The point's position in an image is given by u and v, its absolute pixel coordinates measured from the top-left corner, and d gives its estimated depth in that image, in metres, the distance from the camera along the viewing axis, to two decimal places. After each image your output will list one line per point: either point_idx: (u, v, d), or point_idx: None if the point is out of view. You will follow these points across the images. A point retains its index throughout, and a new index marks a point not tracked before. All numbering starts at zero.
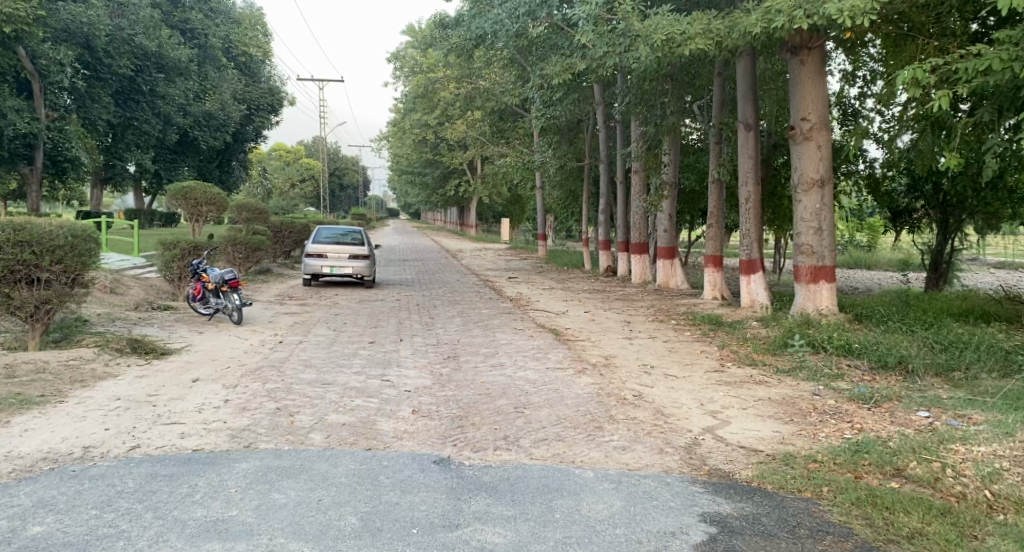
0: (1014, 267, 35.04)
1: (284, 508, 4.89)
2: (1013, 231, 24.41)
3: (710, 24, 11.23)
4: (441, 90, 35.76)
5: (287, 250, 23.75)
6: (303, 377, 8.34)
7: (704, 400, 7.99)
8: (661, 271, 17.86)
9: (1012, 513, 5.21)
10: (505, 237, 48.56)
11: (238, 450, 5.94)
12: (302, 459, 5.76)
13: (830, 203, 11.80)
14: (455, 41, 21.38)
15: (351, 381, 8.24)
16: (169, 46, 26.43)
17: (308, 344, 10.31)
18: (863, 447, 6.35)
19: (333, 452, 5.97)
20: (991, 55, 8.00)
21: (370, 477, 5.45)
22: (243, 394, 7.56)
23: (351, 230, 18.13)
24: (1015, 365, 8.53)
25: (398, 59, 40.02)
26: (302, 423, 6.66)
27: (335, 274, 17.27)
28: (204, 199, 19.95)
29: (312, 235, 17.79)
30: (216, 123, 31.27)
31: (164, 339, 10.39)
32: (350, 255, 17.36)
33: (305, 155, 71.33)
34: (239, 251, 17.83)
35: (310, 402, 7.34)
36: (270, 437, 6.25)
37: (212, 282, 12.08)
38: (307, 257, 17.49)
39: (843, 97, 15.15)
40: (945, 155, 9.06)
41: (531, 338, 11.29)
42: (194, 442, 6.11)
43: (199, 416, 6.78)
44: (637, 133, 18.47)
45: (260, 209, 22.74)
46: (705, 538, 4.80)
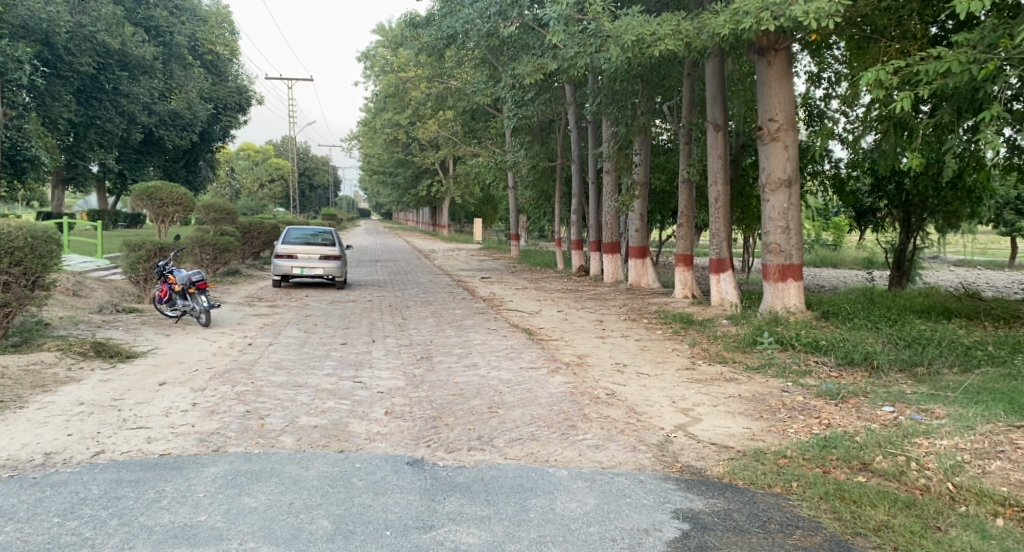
0: (977, 267, 35.53)
1: (254, 513, 4.89)
2: (973, 230, 24.94)
3: (679, 25, 11.39)
4: (414, 89, 35.79)
5: (257, 251, 23.61)
6: (274, 380, 8.30)
7: (676, 398, 8.09)
8: (633, 270, 17.98)
9: (973, 504, 5.35)
10: (478, 238, 48.49)
11: (207, 454, 5.92)
12: (272, 463, 5.75)
13: (796, 202, 11.98)
14: (425, 41, 21.39)
15: (322, 383, 8.23)
16: (132, 43, 26.16)
17: (278, 346, 10.29)
18: (831, 442, 6.48)
19: (304, 454, 5.97)
20: (950, 58, 8.14)
21: (343, 479, 5.47)
22: (212, 397, 7.51)
23: (322, 229, 18.00)
24: (974, 360, 8.76)
25: (369, 59, 40.11)
26: (273, 425, 6.66)
27: (305, 274, 17.18)
28: (170, 199, 19.67)
29: (282, 236, 17.69)
30: (182, 122, 30.91)
31: (129, 342, 10.29)
32: (321, 256, 17.25)
33: (273, 156, 70.79)
34: (207, 252, 17.67)
35: (281, 405, 7.31)
36: (240, 440, 6.24)
37: (179, 284, 11.95)
38: (276, 258, 17.35)
39: (808, 98, 15.36)
40: (908, 155, 9.21)
41: (505, 337, 11.34)
42: (162, 445, 6.09)
43: (166, 420, 6.74)
44: (608, 132, 18.55)
45: (229, 210, 21.93)
46: (678, 535, 4.88)
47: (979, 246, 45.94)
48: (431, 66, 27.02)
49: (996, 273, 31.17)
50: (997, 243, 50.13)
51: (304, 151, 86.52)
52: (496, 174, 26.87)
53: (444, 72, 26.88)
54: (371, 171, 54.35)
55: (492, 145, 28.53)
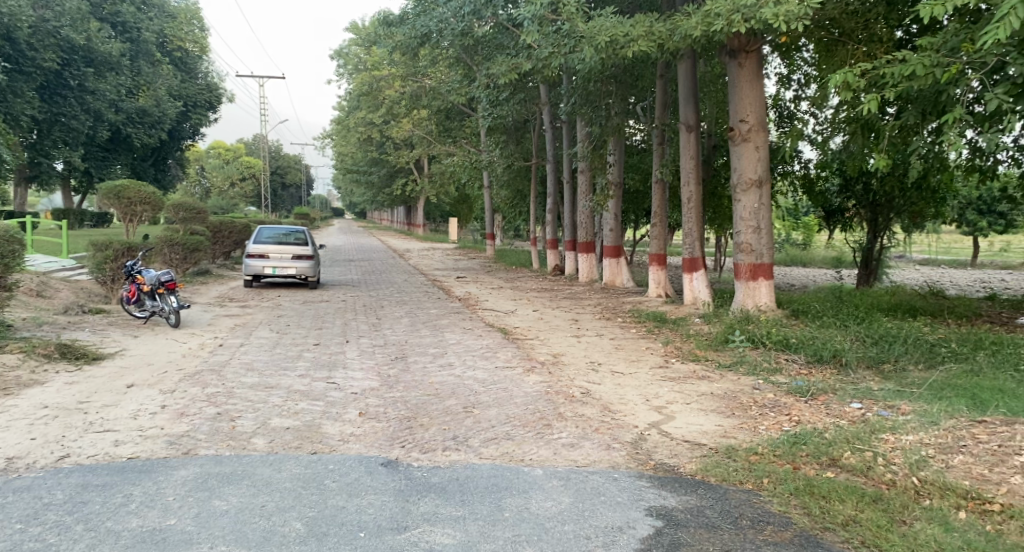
0: (938, 265, 36.13)
1: (224, 516, 4.90)
2: (938, 229, 25.39)
3: (652, 26, 11.52)
4: (388, 88, 35.69)
5: (228, 251, 23.45)
6: (246, 381, 8.29)
7: (650, 396, 8.21)
8: (607, 269, 18.11)
9: (937, 498, 5.49)
10: (453, 236, 48.46)
11: (176, 456, 5.92)
12: (243, 465, 5.75)
13: (767, 202, 12.14)
14: (398, 39, 21.36)
15: (294, 384, 8.22)
16: (97, 39, 25.85)
17: (249, 347, 10.26)
18: (801, 439, 6.61)
19: (276, 456, 5.98)
20: (916, 61, 8.31)
21: (316, 481, 5.49)
22: (182, 399, 7.48)
23: (294, 228, 17.92)
24: (938, 356, 8.95)
25: (342, 57, 40.01)
26: (244, 427, 6.66)
27: (278, 274, 17.09)
28: (138, 198, 19.45)
29: (253, 236, 17.57)
30: (150, 120, 30.46)
31: (96, 343, 10.19)
32: (293, 256, 17.18)
33: (244, 155, 70.23)
34: (176, 252, 17.50)
35: (252, 406, 7.30)
36: (211, 443, 6.23)
37: (148, 284, 11.85)
38: (248, 258, 17.24)
39: (779, 99, 15.56)
40: (874, 157, 9.38)
41: (480, 337, 11.38)
42: (129, 449, 6.07)
43: (133, 422, 6.71)
44: (582, 132, 18.63)
45: (198, 209, 21.20)
46: (651, 532, 4.97)
47: (942, 246, 46.89)
48: (405, 64, 27.01)
49: (959, 271, 31.77)
50: (959, 242, 51.09)
51: (276, 150, 85.79)
52: (471, 175, 26.88)
53: (417, 71, 26.88)
54: (344, 170, 54.12)
55: (467, 144, 28.51)
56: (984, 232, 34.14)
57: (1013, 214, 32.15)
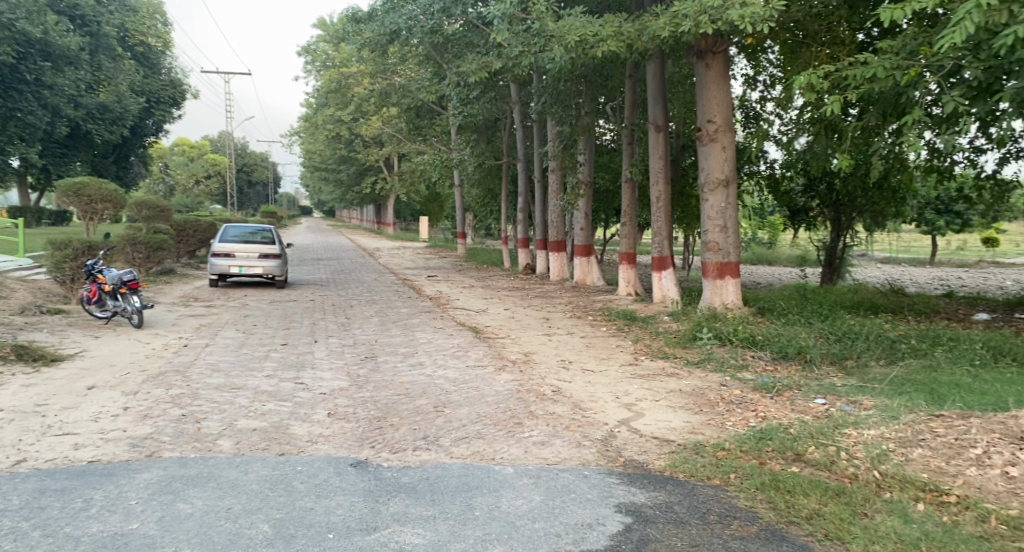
0: (898, 263, 36.85)
1: (190, 519, 4.89)
2: (898, 228, 25.88)
3: (621, 27, 11.64)
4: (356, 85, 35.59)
5: (192, 250, 23.24)
6: (211, 382, 8.25)
7: (620, 394, 8.31)
8: (578, 268, 18.23)
9: (897, 490, 5.64)
10: (423, 235, 48.36)
11: (139, 459, 5.89)
12: (209, 467, 5.74)
13: (734, 202, 12.31)
14: (366, 36, 21.28)
15: (261, 385, 8.20)
16: (55, 32, 24.05)
17: (214, 347, 10.20)
18: (767, 435, 6.75)
19: (243, 458, 5.98)
20: (877, 64, 8.51)
21: (284, 483, 5.50)
22: (145, 401, 7.44)
23: (261, 227, 17.81)
24: (899, 352, 9.15)
25: (310, 53, 39.87)
26: (210, 429, 6.64)
27: (244, 274, 16.96)
28: (99, 195, 19.11)
29: (219, 235, 17.41)
30: (111, 116, 30.26)
31: (55, 344, 10.07)
32: (260, 255, 17.07)
33: (209, 152, 69.50)
34: (139, 251, 17.32)
35: (218, 408, 7.28)
36: (175, 445, 6.21)
37: (109, 284, 11.70)
38: (213, 257, 17.09)
39: (745, 100, 15.76)
40: (837, 157, 9.57)
41: (451, 336, 11.43)
42: (89, 452, 6.03)
43: (94, 425, 6.67)
44: (552, 131, 18.71)
45: (161, 206, 20.89)
46: (620, 528, 5.05)
47: (902, 243, 48.08)
48: (374, 61, 26.98)
49: (919, 269, 32.60)
50: (919, 241, 52.02)
51: (242, 147, 84.91)
52: (441, 173, 26.87)
53: (386, 68, 26.87)
54: (313, 168, 53.81)
55: (437, 142, 28.50)
56: (941, 230, 35.12)
57: (971, 212, 33.10)
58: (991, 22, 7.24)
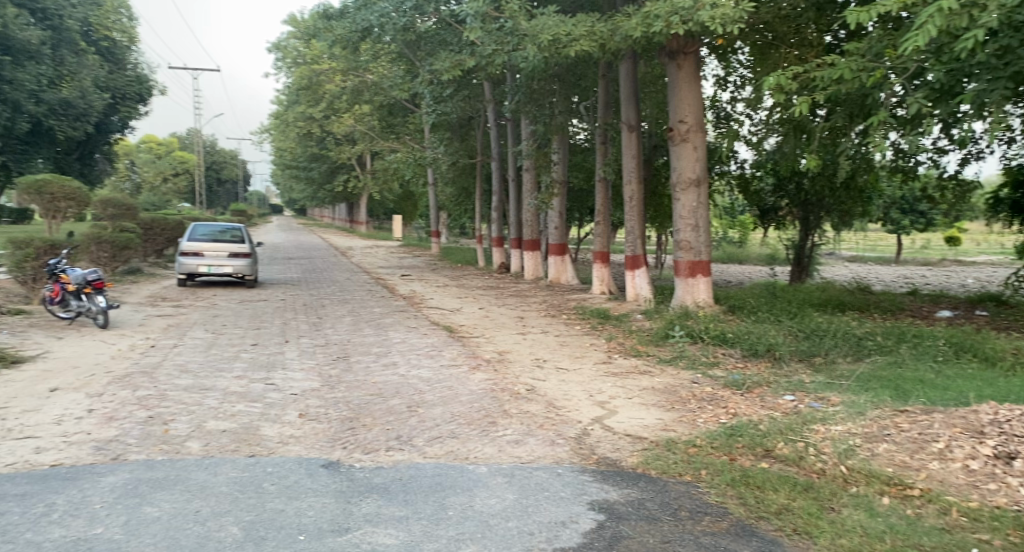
0: (863, 262, 37.38)
1: (157, 522, 4.86)
2: (865, 227, 26.31)
3: (594, 27, 11.72)
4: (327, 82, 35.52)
5: (160, 248, 23.02)
6: (179, 383, 8.20)
7: (594, 392, 8.39)
8: (552, 266, 18.30)
9: (864, 485, 5.76)
10: (397, 234, 48.20)
11: (104, 462, 5.85)
12: (177, 470, 5.72)
13: (705, 201, 12.44)
14: (338, 33, 21.12)
15: (231, 386, 8.18)
16: (15, 24, 21.73)
17: (183, 348, 10.12)
18: (737, 431, 6.86)
19: (212, 460, 5.96)
20: (844, 65, 8.65)
21: (253, 485, 5.49)
22: (110, 402, 7.39)
23: (230, 225, 17.67)
24: (865, 349, 9.32)
25: (281, 49, 39.60)
26: (178, 430, 6.61)
27: (213, 273, 16.85)
28: (62, 193, 18.73)
29: (187, 233, 17.25)
30: (75, 112, 25.62)
31: (17, 346, 9.93)
32: (229, 254, 16.95)
33: (177, 149, 68.65)
34: (104, 250, 17.18)
35: (186, 409, 7.24)
36: (142, 447, 6.18)
37: (73, 283, 11.55)
38: (181, 256, 16.92)
39: (716, 101, 15.92)
40: (805, 157, 9.71)
41: (425, 335, 11.44)
42: (52, 456, 5.98)
43: (57, 428, 6.60)
44: (526, 130, 18.76)
45: (127, 204, 20.65)
46: (593, 526, 5.11)
47: (868, 242, 49.15)
48: (346, 58, 26.89)
49: (884, 267, 33.36)
50: (884, 240, 52.90)
51: (212, 145, 83.93)
52: (414, 172, 26.80)
53: (358, 65, 26.81)
54: (284, 165, 53.42)
55: (410, 140, 28.43)
56: (906, 229, 35.97)
57: (935, 212, 33.96)
58: (952, 25, 7.37)
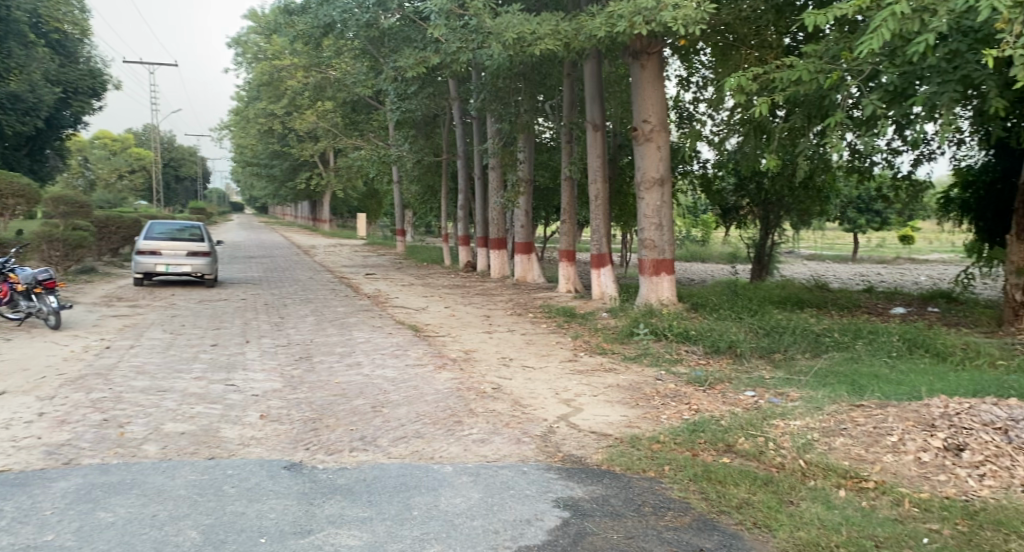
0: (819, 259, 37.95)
1: (112, 528, 4.82)
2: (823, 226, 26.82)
3: (559, 26, 11.79)
4: (288, 78, 35.28)
5: (114, 247, 22.75)
6: (136, 385, 8.11)
7: (560, 389, 8.46)
8: (519, 265, 18.36)
9: (822, 478, 5.89)
10: (361, 232, 47.92)
11: (56, 467, 5.78)
12: (133, 474, 5.67)
13: (668, 200, 12.58)
14: (300, 29, 20.89)
15: (189, 387, 8.10)
16: None
17: (140, 349, 9.99)
18: (699, 427, 6.97)
19: (169, 463, 5.91)
20: (802, 67, 8.82)
21: (213, 488, 5.47)
22: (63, 406, 7.28)
23: (189, 223, 17.44)
24: (823, 345, 9.51)
25: (241, 44, 39.07)
26: (134, 433, 6.55)
27: (171, 272, 16.62)
28: (10, 190, 17.98)
29: (144, 231, 16.95)
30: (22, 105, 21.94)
31: None
32: (188, 252, 16.72)
33: (133, 146, 67.29)
34: (56, 248, 16.92)
35: (142, 411, 7.17)
36: (95, 452, 6.11)
37: (22, 284, 11.33)
38: (138, 255, 16.66)
39: (679, 101, 16.09)
40: (765, 157, 9.87)
41: (390, 335, 11.43)
42: (1, 461, 5.88)
43: (6, 432, 6.49)
44: (492, 128, 18.78)
45: (81, 202, 19.89)
46: (558, 523, 5.17)
47: (826, 239, 50.13)
48: (308, 55, 26.70)
49: (840, 265, 34.12)
50: (841, 238, 53.95)
51: (169, 141, 82.52)
52: (379, 170, 26.67)
53: (320, 62, 26.69)
54: (245, 162, 52.77)
55: (374, 138, 28.27)
56: (861, 227, 36.81)
57: (889, 211, 34.81)
58: (904, 29, 7.56)
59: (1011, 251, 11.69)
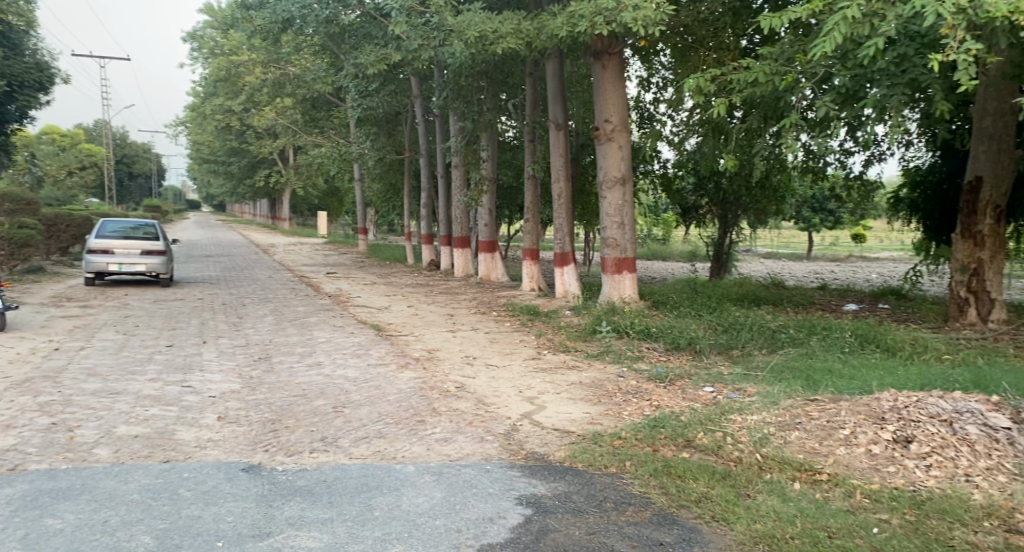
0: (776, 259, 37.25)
1: (63, 534, 4.77)
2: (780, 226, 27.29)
3: (520, 25, 11.85)
4: (246, 73, 34.94)
5: (64, 245, 22.30)
6: (86, 387, 7.99)
7: (523, 387, 8.52)
8: (482, 263, 18.37)
9: (778, 471, 6.02)
10: (322, 231, 47.54)
11: (2, 473, 5.68)
12: (84, 479, 5.60)
13: (630, 199, 12.71)
14: (257, 24, 20.63)
15: (143, 389, 8.01)
16: None
17: (91, 350, 9.84)
18: (660, 423, 7.08)
19: (122, 467, 5.85)
20: (759, 69, 9.01)
21: (168, 491, 5.43)
22: (11, 410, 7.15)
23: (142, 222, 17.17)
24: (779, 341, 9.70)
25: (196, 39, 38.45)
26: (84, 437, 6.46)
27: (124, 271, 16.33)
28: None
29: (95, 229, 16.65)
30: None
31: None
32: (142, 251, 16.46)
33: (85, 142, 65.85)
34: (2, 247, 16.56)
35: (94, 414, 7.08)
36: (43, 457, 6.02)
37: None
38: (90, 254, 16.35)
39: (640, 101, 16.25)
40: (723, 156, 10.04)
41: (351, 334, 11.40)
42: None
43: None
44: (455, 126, 18.76)
45: (27, 200, 19.47)
46: (521, 520, 5.23)
47: (781, 238, 50.93)
48: (267, 51, 26.45)
49: (796, 263, 34.70)
50: (796, 237, 54.78)
51: (122, 137, 80.92)
52: (339, 168, 26.49)
53: (279, 59, 26.59)
54: (201, 159, 51.99)
55: (334, 135, 28.06)
56: (815, 227, 37.56)
57: (841, 211, 35.48)
58: (855, 33, 7.76)
59: (956, 249, 12.02)
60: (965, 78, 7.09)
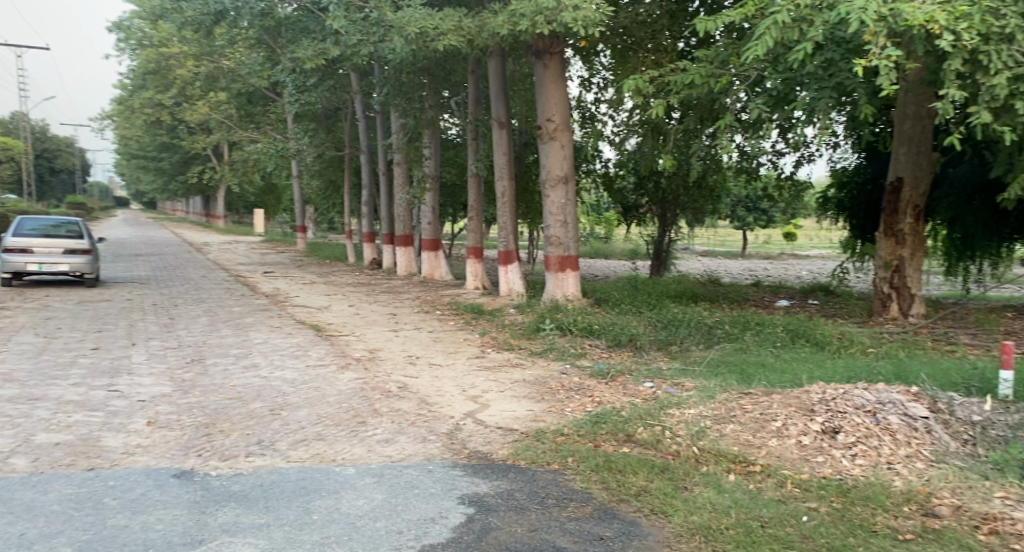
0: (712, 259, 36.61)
1: None
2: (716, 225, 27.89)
3: (461, 22, 11.87)
4: (175, 67, 34.23)
5: None
6: (4, 393, 7.73)
7: (466, 386, 8.54)
8: (426, 262, 18.30)
9: (714, 464, 6.15)
10: (258, 229, 46.85)
11: None
12: (1, 490, 5.43)
13: (572, 198, 12.82)
14: (189, 17, 20.14)
15: (66, 394, 7.79)
16: None
17: (10, 354, 9.52)
18: (601, 418, 7.18)
19: (42, 477, 5.69)
20: (695, 71, 9.20)
21: (94, 501, 5.30)
22: None
23: (64, 220, 16.65)
24: (715, 336, 9.92)
25: (123, 29, 37.40)
26: (1, 446, 6.26)
27: (45, 271, 15.79)
28: None
29: (12, 227, 16.05)
30: None
31: None
32: (64, 251, 15.96)
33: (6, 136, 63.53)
34: None
35: (12, 422, 6.85)
36: None
37: None
38: (7, 253, 15.77)
39: (581, 101, 16.38)
40: (661, 156, 10.20)
41: (289, 335, 11.26)
42: None
43: None
44: (397, 124, 18.64)
45: None
46: (462, 519, 5.25)
47: (718, 236, 52.02)
48: (201, 44, 25.88)
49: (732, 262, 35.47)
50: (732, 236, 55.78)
51: (45, 131, 78.23)
52: (276, 164, 26.09)
53: (214, 50, 26.07)
54: (131, 155, 50.71)
55: (270, 130, 27.63)
56: (750, 226, 38.42)
57: (775, 211, 36.34)
58: (786, 38, 7.99)
59: (881, 247, 12.45)
60: (886, 82, 7.37)
